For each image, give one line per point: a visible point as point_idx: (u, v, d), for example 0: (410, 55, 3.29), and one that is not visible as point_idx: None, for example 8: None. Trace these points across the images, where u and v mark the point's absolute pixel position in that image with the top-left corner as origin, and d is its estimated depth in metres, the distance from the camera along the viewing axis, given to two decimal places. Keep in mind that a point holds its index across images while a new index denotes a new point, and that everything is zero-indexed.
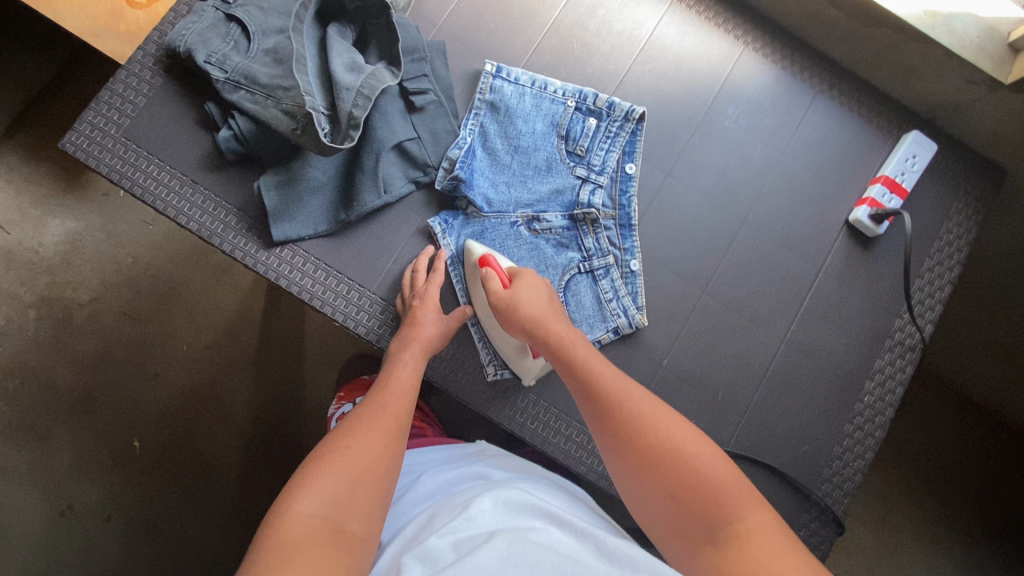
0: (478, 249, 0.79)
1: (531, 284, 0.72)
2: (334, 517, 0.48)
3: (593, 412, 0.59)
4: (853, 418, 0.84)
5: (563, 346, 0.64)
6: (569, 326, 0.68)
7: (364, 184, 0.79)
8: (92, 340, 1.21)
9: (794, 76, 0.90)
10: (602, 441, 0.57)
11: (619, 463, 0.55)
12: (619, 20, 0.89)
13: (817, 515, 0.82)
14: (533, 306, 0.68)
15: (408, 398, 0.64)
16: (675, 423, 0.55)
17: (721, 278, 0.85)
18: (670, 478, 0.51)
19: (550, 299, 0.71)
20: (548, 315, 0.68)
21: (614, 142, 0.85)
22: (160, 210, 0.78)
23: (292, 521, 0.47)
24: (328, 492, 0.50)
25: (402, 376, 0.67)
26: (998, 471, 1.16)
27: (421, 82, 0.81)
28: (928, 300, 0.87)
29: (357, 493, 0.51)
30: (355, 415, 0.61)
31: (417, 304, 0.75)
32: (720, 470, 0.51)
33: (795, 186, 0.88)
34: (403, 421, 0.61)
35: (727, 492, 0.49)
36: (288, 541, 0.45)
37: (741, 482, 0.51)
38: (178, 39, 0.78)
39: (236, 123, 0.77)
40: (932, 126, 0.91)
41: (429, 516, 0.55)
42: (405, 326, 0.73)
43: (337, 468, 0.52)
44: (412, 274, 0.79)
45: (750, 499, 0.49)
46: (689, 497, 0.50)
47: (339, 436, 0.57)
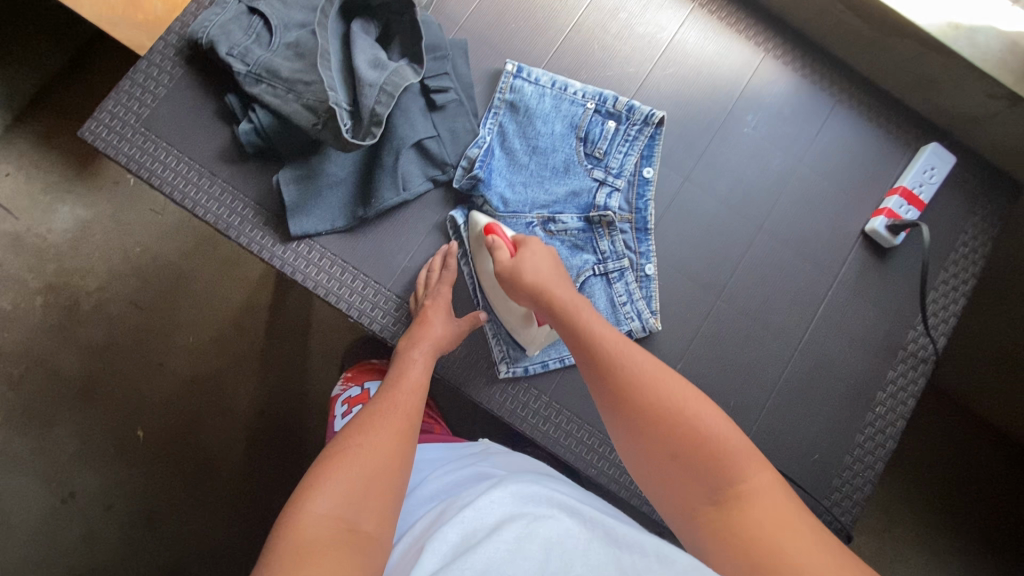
0: (483, 220, 0.80)
1: (534, 251, 0.72)
2: (349, 517, 0.48)
3: (591, 367, 0.58)
4: (864, 429, 0.84)
5: (565, 306, 0.64)
6: (569, 287, 0.68)
7: (382, 181, 0.79)
8: (99, 328, 1.21)
9: (814, 85, 0.90)
10: (601, 399, 0.57)
11: (618, 420, 0.55)
12: (641, 24, 0.89)
13: (826, 525, 0.82)
14: (535, 270, 0.69)
15: (418, 396, 0.64)
16: (676, 381, 0.55)
17: (735, 284, 0.85)
18: (671, 439, 0.51)
19: (551, 265, 0.71)
20: (549, 277, 0.68)
21: (633, 146, 0.85)
22: (177, 201, 0.78)
23: (305, 522, 0.47)
24: (340, 491, 0.50)
25: (412, 374, 0.66)
26: (1004, 485, 1.16)
27: (442, 80, 0.81)
28: (943, 312, 0.86)
29: (371, 493, 0.51)
30: (365, 412, 0.60)
31: (430, 303, 0.75)
32: (721, 429, 0.51)
33: (812, 194, 0.88)
34: (414, 419, 0.61)
35: (729, 452, 0.49)
36: (304, 543, 0.45)
37: (740, 441, 0.50)
38: (200, 30, 0.78)
39: (257, 116, 0.77)
40: (950, 139, 0.91)
41: (438, 509, 0.55)
42: (417, 325, 0.73)
43: (351, 467, 0.52)
44: (428, 273, 0.79)
45: (751, 460, 0.49)
46: (690, 456, 0.50)
47: (350, 435, 0.56)
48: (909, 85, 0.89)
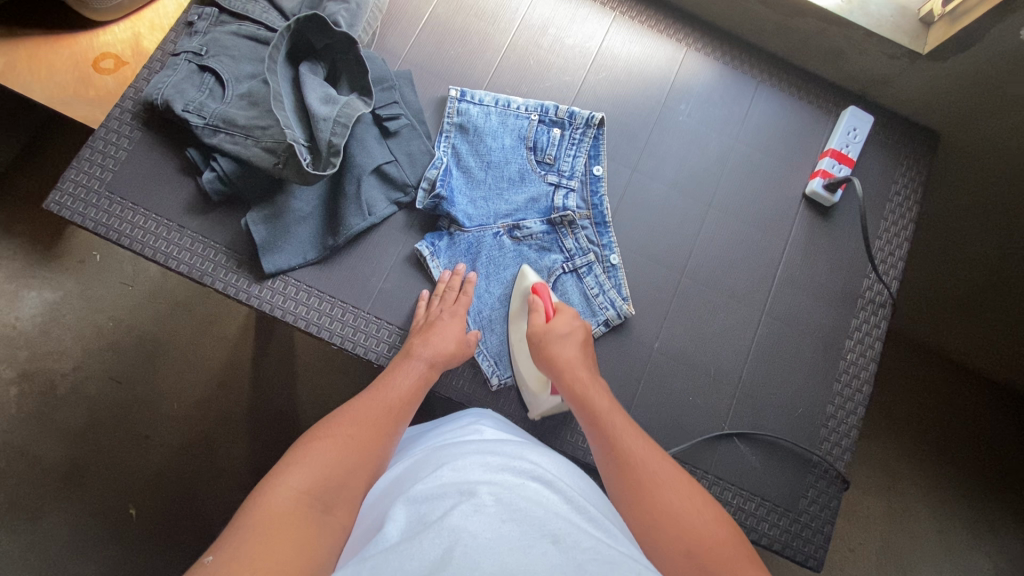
0: (530, 276, 0.85)
1: (569, 327, 0.79)
2: (320, 498, 0.54)
3: (614, 455, 0.65)
4: (840, 376, 0.88)
5: (590, 398, 0.72)
6: (595, 379, 0.75)
7: (348, 209, 0.82)
8: (78, 410, 1.18)
9: (735, 70, 0.98)
10: (617, 485, 0.62)
11: (626, 504, 0.60)
12: (569, 36, 0.96)
13: (822, 474, 0.85)
14: (566, 354, 0.76)
15: (407, 407, 0.69)
16: (696, 494, 0.60)
17: (696, 260, 0.90)
18: (685, 534, 0.55)
19: (581, 348, 0.78)
20: (578, 366, 0.75)
21: (580, 148, 0.90)
22: (150, 257, 0.80)
23: (279, 494, 0.52)
24: (311, 474, 0.55)
25: (402, 380, 0.72)
26: (972, 413, 1.25)
27: (392, 109, 0.86)
28: (890, 258, 0.92)
29: (345, 484, 0.57)
30: (348, 408, 0.66)
31: (444, 319, 0.79)
32: (729, 537, 0.56)
33: (750, 168, 0.94)
34: (388, 423, 0.65)
35: (738, 560, 0.53)
36: (275, 511, 0.50)
37: (751, 557, 0.54)
38: (155, 92, 0.81)
39: (219, 165, 0.79)
40: (867, 101, 0.99)
41: (415, 468, 0.59)
42: (430, 336, 0.76)
43: (323, 456, 0.58)
44: (444, 289, 0.82)
45: (758, 571, 0.52)
46: (701, 555, 0.53)
47: (336, 425, 0.63)
48: (819, 59, 0.97)
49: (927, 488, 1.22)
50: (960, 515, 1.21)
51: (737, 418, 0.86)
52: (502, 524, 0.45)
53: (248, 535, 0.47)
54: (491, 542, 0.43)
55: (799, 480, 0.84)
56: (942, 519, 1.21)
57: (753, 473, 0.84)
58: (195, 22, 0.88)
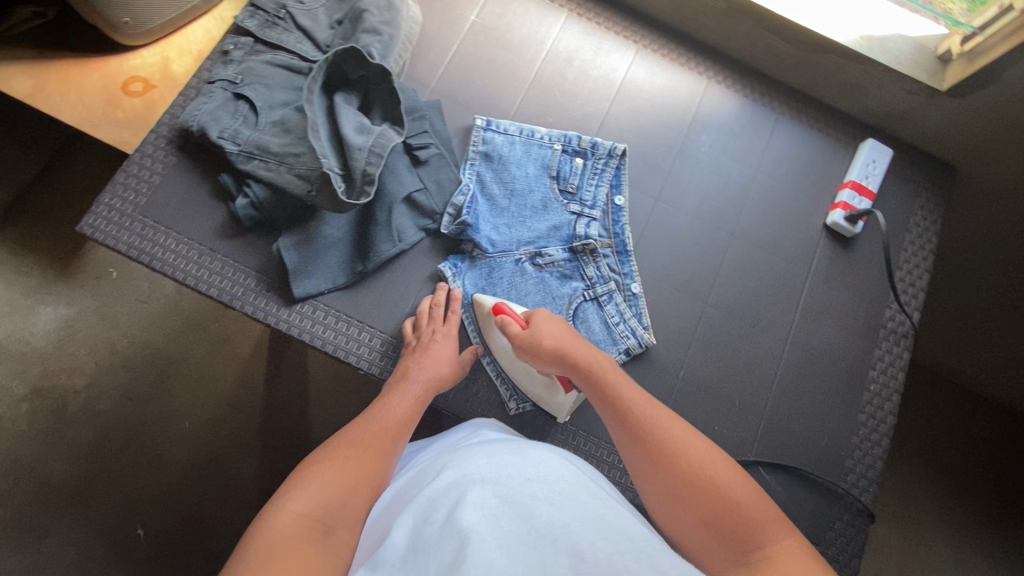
0: (489, 300, 0.83)
1: (550, 319, 0.77)
2: (323, 519, 0.53)
3: (626, 431, 0.64)
4: (864, 407, 0.88)
5: (594, 373, 0.70)
6: (598, 354, 0.74)
7: (378, 235, 0.83)
8: (89, 428, 1.18)
9: (755, 103, 1.00)
10: (633, 461, 0.62)
11: (646, 479, 0.61)
12: (594, 68, 0.98)
13: (848, 507, 0.84)
14: (560, 337, 0.75)
15: (405, 427, 0.69)
16: (706, 449, 0.60)
17: (719, 289, 0.91)
18: (703, 502, 0.56)
19: (571, 331, 0.77)
20: (577, 345, 0.74)
21: (602, 178, 0.92)
22: (180, 280, 0.81)
23: (282, 520, 0.51)
24: (313, 498, 0.54)
25: (399, 402, 0.71)
26: (991, 445, 1.24)
27: (423, 138, 0.87)
28: (911, 289, 0.93)
29: (347, 507, 0.56)
30: (347, 431, 0.65)
31: (436, 341, 0.79)
32: (748, 493, 0.56)
33: (771, 197, 0.95)
34: (389, 442, 0.65)
35: (759, 517, 0.54)
36: (276, 538, 0.49)
37: (769, 509, 0.55)
38: (191, 119, 0.83)
39: (253, 191, 0.81)
40: (884, 134, 1.01)
41: (418, 476, 0.59)
42: (423, 358, 0.76)
43: (324, 480, 0.57)
44: (432, 307, 0.82)
45: (778, 524, 0.54)
46: (722, 523, 0.55)
47: (335, 448, 0.62)
48: (838, 93, 0.99)
49: (946, 518, 1.21)
50: (980, 548, 1.20)
51: (762, 448, 0.85)
52: (510, 522, 0.46)
53: (251, 563, 0.46)
54: (499, 542, 0.44)
55: (825, 513, 0.84)
56: (963, 553, 1.19)
57: (779, 505, 0.83)
58: (230, 51, 0.90)
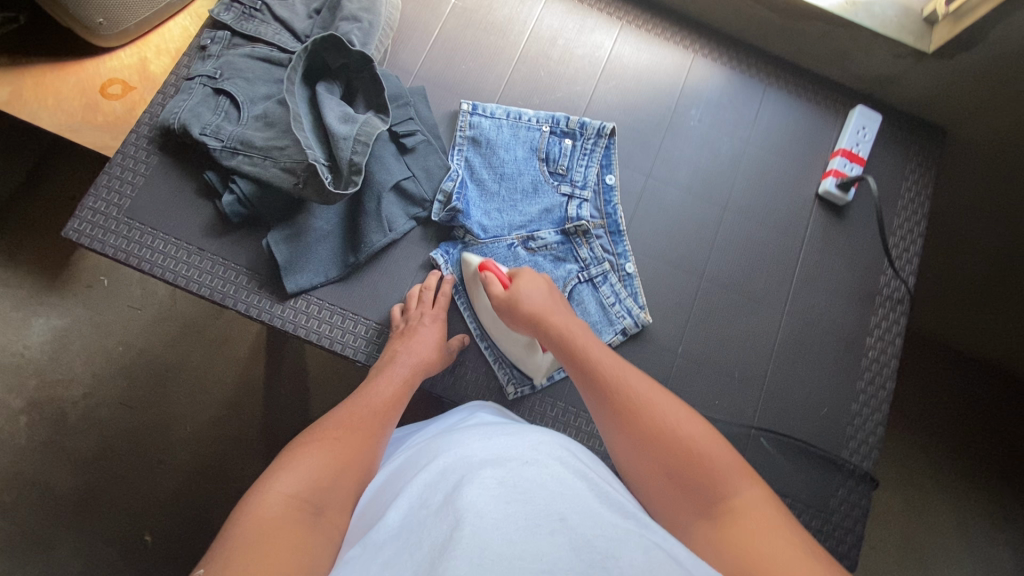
0: (475, 259, 0.83)
1: (528, 282, 0.77)
2: (313, 501, 0.53)
3: (596, 390, 0.64)
4: (863, 374, 0.88)
5: (566, 337, 0.71)
6: (571, 319, 0.73)
7: (368, 226, 0.82)
8: (90, 437, 1.17)
9: (742, 75, 0.99)
10: (603, 419, 0.63)
11: (614, 433, 0.61)
12: (579, 47, 0.97)
13: (850, 474, 0.85)
14: (534, 301, 0.74)
15: (392, 409, 0.69)
16: (672, 404, 0.61)
17: (714, 264, 0.90)
18: (669, 457, 0.56)
19: (548, 294, 0.76)
20: (550, 310, 0.74)
21: (592, 158, 0.91)
22: (171, 281, 0.80)
23: (269, 501, 0.51)
24: (301, 479, 0.54)
25: (386, 384, 0.71)
26: (990, 407, 1.25)
27: (408, 125, 0.86)
28: (906, 254, 0.93)
29: (336, 488, 0.56)
30: (334, 415, 0.65)
31: (424, 323, 0.78)
32: (716, 449, 0.56)
33: (762, 169, 0.95)
34: (377, 424, 0.65)
35: (722, 468, 0.55)
36: (264, 518, 0.49)
37: (735, 461, 0.56)
38: (171, 116, 0.81)
39: (239, 187, 0.80)
40: (873, 100, 1.01)
41: (411, 460, 0.59)
42: (411, 341, 0.76)
43: (312, 460, 0.57)
44: (422, 291, 0.82)
45: (742, 476, 0.54)
46: (686, 477, 0.55)
47: (321, 431, 0.62)
48: (825, 60, 0.98)
49: (948, 481, 1.22)
50: (982, 508, 1.21)
51: (763, 419, 0.86)
52: (508, 505, 0.45)
53: (237, 545, 0.46)
54: (497, 522, 0.43)
55: (827, 480, 0.84)
56: (964, 513, 1.21)
57: (782, 475, 0.84)
58: (208, 45, 0.88)
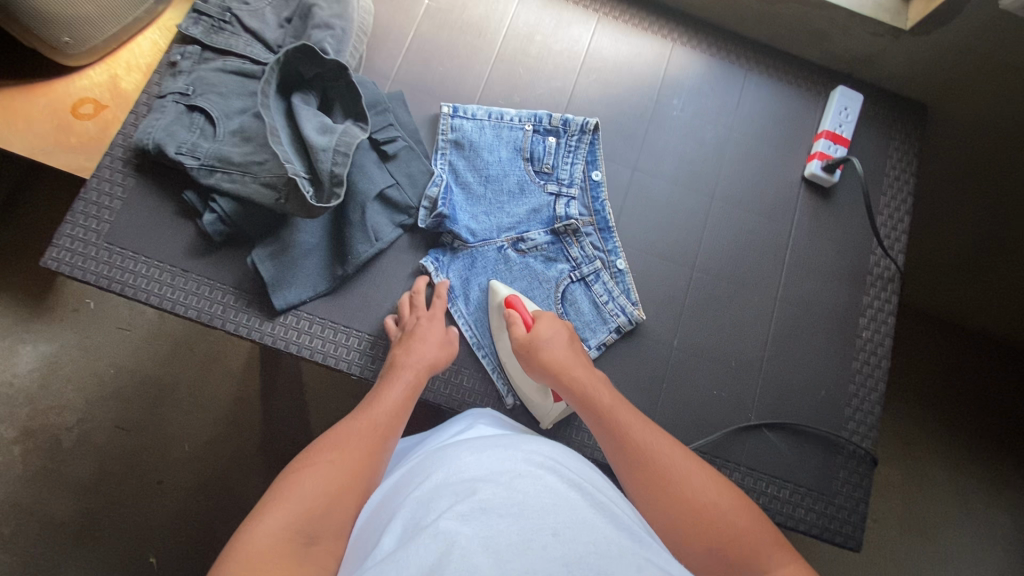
0: (501, 291, 0.83)
1: (550, 330, 0.78)
2: (305, 530, 0.52)
3: (624, 452, 0.64)
4: (858, 355, 0.89)
5: (590, 396, 0.70)
6: (593, 376, 0.74)
7: (354, 237, 0.81)
8: (87, 463, 1.16)
9: (722, 61, 0.98)
10: (632, 483, 0.62)
11: (643, 497, 0.60)
12: (557, 41, 0.96)
13: (850, 455, 0.85)
14: (556, 355, 0.75)
15: (392, 424, 0.67)
16: (703, 471, 0.61)
17: (704, 254, 0.90)
18: (705, 527, 0.56)
19: (569, 347, 0.77)
20: (570, 364, 0.74)
21: (576, 155, 0.90)
22: (156, 305, 0.78)
23: (261, 534, 0.50)
24: (294, 508, 0.53)
25: (386, 398, 0.70)
26: (984, 377, 1.27)
27: (389, 132, 0.85)
28: (894, 233, 0.93)
29: (331, 514, 0.55)
30: (332, 433, 0.63)
31: (422, 326, 0.77)
32: (742, 514, 0.57)
33: (748, 155, 0.95)
34: (376, 442, 0.63)
35: (759, 542, 0.55)
36: (255, 553, 0.48)
37: (769, 534, 0.56)
38: (145, 137, 0.80)
39: (219, 206, 0.78)
40: (854, 80, 1.00)
41: (406, 480, 0.58)
42: (412, 343, 0.75)
43: (307, 487, 0.55)
44: (413, 297, 0.81)
45: (780, 550, 0.55)
46: (724, 547, 0.55)
47: (319, 451, 0.60)
48: (804, 42, 0.98)
49: (946, 452, 1.24)
50: (980, 477, 1.23)
51: (762, 406, 0.86)
52: (501, 521, 0.45)
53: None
54: (487, 539, 0.43)
55: (828, 462, 0.85)
56: (964, 483, 1.22)
57: (783, 460, 0.84)
58: (178, 61, 0.86)
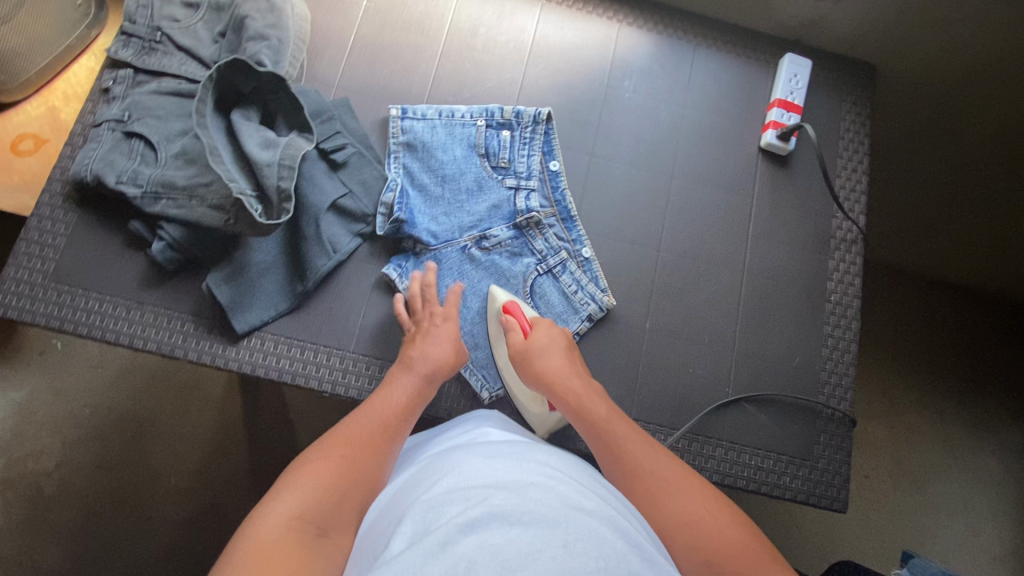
0: (500, 296, 0.82)
1: (548, 337, 0.77)
2: (315, 522, 0.52)
3: (622, 466, 0.64)
4: (828, 319, 0.89)
5: (586, 408, 0.70)
6: (590, 387, 0.73)
7: (311, 251, 0.79)
8: (69, 508, 1.12)
9: (670, 38, 0.98)
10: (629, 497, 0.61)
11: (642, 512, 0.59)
12: (501, 33, 0.94)
13: (829, 418, 0.86)
14: (552, 365, 0.74)
15: (403, 422, 0.66)
16: (700, 488, 0.61)
17: (669, 233, 0.90)
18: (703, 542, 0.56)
19: (566, 356, 0.76)
20: (566, 374, 0.73)
21: (532, 146, 0.89)
22: (113, 340, 0.76)
23: (272, 522, 0.50)
24: (305, 499, 0.53)
25: (398, 395, 0.69)
26: (956, 326, 1.29)
27: (336, 140, 0.83)
28: (853, 194, 0.94)
29: (340, 508, 0.55)
30: (343, 426, 0.63)
31: (436, 327, 0.76)
32: (746, 536, 0.56)
33: (704, 131, 0.94)
34: (387, 439, 0.63)
35: (756, 560, 0.54)
36: (264, 542, 0.49)
37: (766, 552, 0.55)
38: (83, 168, 0.77)
39: (167, 232, 0.76)
40: (801, 46, 1.01)
41: (415, 483, 0.57)
42: (425, 345, 0.74)
43: (317, 479, 0.56)
44: (423, 288, 0.79)
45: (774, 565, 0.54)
46: (723, 565, 0.54)
47: (330, 443, 0.60)
48: (748, 12, 0.97)
49: (927, 405, 1.26)
50: (961, 425, 1.25)
51: (739, 380, 0.86)
52: (511, 529, 0.44)
53: (236, 571, 0.46)
54: (497, 550, 0.43)
55: (809, 427, 0.86)
56: (946, 433, 1.25)
57: (764, 431, 0.85)
58: (110, 87, 0.83)
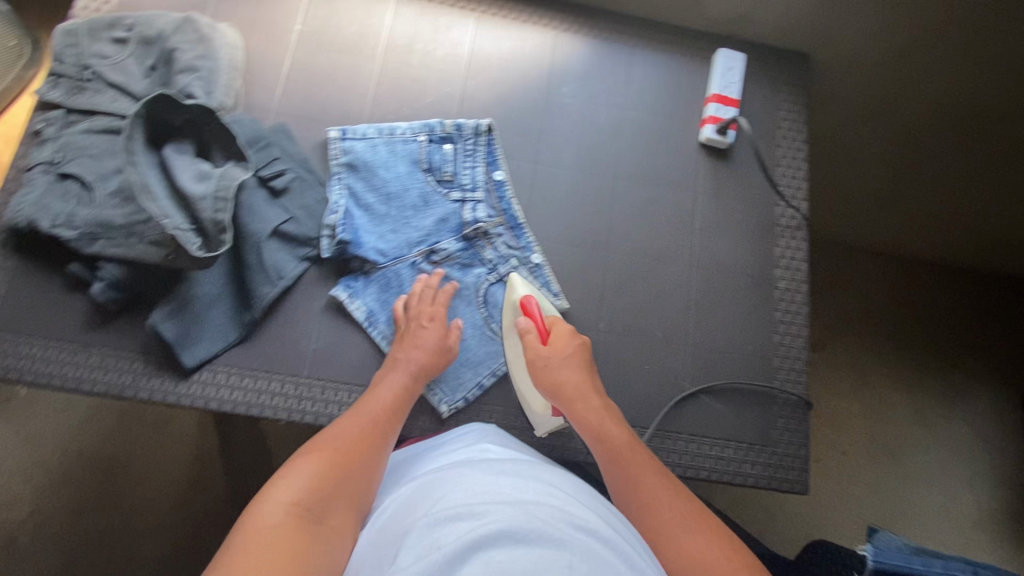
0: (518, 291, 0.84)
1: (568, 351, 0.78)
2: (311, 508, 0.55)
3: (629, 490, 0.65)
4: (778, 305, 0.91)
5: (603, 429, 0.72)
6: (610, 409, 0.74)
7: (257, 279, 0.79)
8: (40, 558, 1.10)
9: (605, 41, 0.99)
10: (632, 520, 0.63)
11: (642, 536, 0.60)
12: (437, 47, 0.95)
13: (785, 403, 0.88)
14: (570, 381, 0.75)
15: (391, 418, 0.70)
16: (708, 525, 0.60)
17: (617, 233, 0.91)
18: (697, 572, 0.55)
19: (585, 373, 0.77)
20: (586, 392, 0.75)
21: (475, 158, 0.90)
22: (60, 386, 0.75)
23: (270, 509, 0.53)
24: (300, 488, 0.56)
25: (387, 391, 0.73)
26: (913, 301, 1.32)
27: (274, 166, 0.83)
28: (793, 181, 0.96)
29: (337, 495, 0.58)
30: (336, 424, 0.67)
31: (424, 325, 0.79)
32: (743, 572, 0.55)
33: (644, 131, 0.96)
34: (376, 433, 0.67)
35: None
36: (262, 527, 0.51)
37: None
38: (17, 214, 0.76)
39: (107, 272, 0.75)
40: (733, 41, 1.03)
41: (416, 496, 0.56)
42: (413, 342, 0.77)
43: (313, 468, 0.59)
44: (425, 288, 0.83)
45: None
46: None
47: (324, 439, 0.64)
48: (679, 11, 0.99)
49: (891, 379, 1.28)
50: (925, 397, 1.28)
51: (695, 372, 0.87)
52: (521, 552, 0.44)
53: (236, 551, 0.48)
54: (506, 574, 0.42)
55: (766, 414, 0.87)
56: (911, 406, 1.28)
57: (723, 421, 0.86)
58: (41, 130, 0.82)
